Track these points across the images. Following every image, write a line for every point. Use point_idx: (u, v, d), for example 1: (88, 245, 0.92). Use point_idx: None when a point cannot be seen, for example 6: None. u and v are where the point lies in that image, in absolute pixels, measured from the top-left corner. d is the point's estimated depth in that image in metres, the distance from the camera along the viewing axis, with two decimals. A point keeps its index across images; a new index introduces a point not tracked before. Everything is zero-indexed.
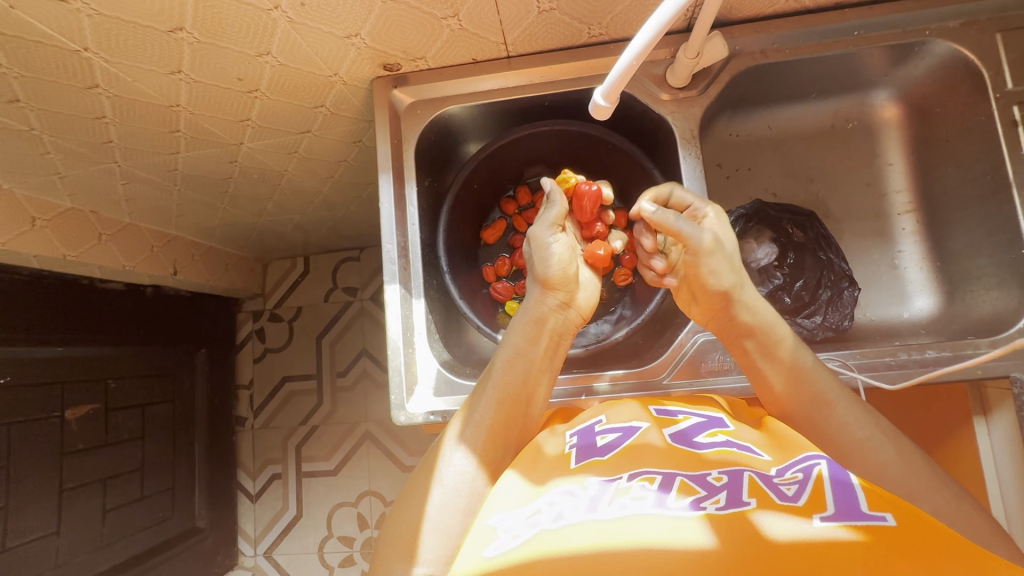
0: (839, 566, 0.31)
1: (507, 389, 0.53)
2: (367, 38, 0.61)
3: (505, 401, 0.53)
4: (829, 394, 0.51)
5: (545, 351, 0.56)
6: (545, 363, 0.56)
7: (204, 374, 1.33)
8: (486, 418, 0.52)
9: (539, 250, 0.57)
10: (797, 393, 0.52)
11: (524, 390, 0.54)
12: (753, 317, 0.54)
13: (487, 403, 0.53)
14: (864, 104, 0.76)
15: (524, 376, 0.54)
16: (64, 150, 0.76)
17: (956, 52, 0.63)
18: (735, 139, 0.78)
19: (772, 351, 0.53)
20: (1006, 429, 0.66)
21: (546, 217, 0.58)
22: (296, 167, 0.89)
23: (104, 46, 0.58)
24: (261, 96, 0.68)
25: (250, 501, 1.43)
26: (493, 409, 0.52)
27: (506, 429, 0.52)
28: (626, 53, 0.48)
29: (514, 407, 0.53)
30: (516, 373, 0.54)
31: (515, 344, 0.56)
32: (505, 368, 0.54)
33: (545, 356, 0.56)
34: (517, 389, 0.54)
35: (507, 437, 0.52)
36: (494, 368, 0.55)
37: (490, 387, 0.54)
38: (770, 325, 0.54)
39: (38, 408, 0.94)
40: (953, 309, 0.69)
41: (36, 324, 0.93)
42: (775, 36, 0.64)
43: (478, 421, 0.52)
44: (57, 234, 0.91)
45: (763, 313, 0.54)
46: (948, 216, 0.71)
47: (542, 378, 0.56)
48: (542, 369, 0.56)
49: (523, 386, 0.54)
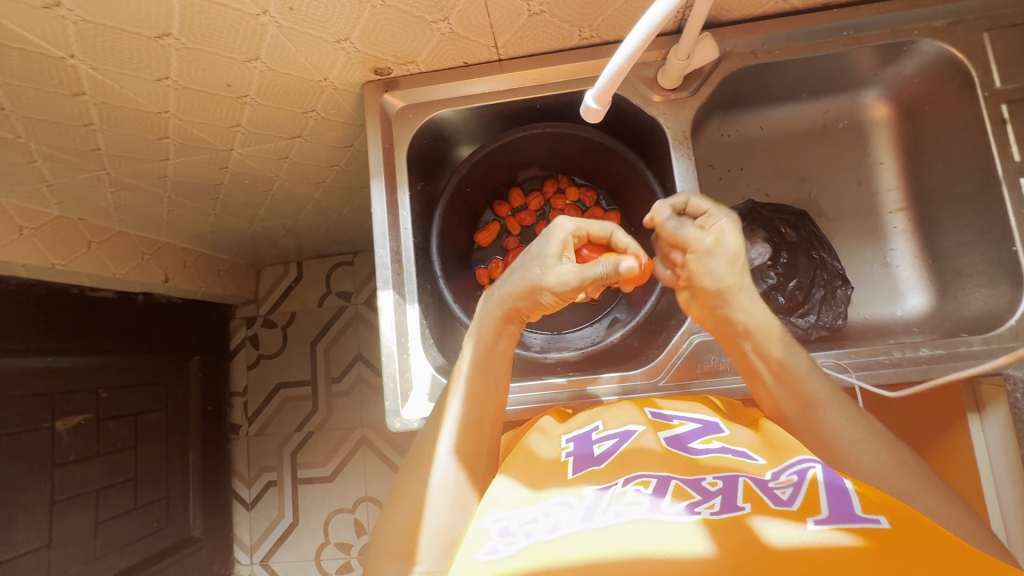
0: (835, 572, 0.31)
1: (474, 384, 0.53)
2: (357, 43, 0.60)
3: (474, 395, 0.53)
4: (822, 394, 0.51)
5: (510, 342, 0.56)
6: (509, 354, 0.55)
7: (196, 382, 1.31)
8: (460, 413, 0.52)
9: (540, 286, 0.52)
10: (791, 393, 0.52)
11: (492, 381, 0.54)
12: (748, 320, 0.53)
13: (458, 399, 0.53)
14: (854, 103, 0.76)
15: (490, 370, 0.54)
16: (52, 158, 0.75)
17: (944, 51, 0.64)
18: (727, 140, 0.78)
19: (768, 357, 0.53)
20: (1001, 423, 0.66)
21: (584, 271, 0.51)
22: (288, 172, 0.88)
23: (91, 53, 0.57)
24: (251, 102, 0.67)
25: (246, 509, 1.41)
26: (463, 404, 0.52)
27: (480, 419, 0.52)
28: (617, 56, 0.48)
29: (482, 400, 0.53)
30: (481, 368, 0.54)
31: (480, 338, 0.55)
32: (471, 363, 0.54)
33: (509, 348, 0.55)
34: (483, 382, 0.53)
35: (482, 427, 0.52)
36: (462, 366, 0.54)
37: (461, 382, 0.54)
38: (763, 327, 0.53)
39: (29, 419, 0.93)
40: (945, 306, 0.69)
41: (26, 335, 0.92)
42: (764, 37, 0.64)
43: (452, 417, 0.52)
44: (45, 242, 0.90)
45: (758, 316, 0.53)
46: (938, 214, 0.72)
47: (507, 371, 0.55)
48: (506, 360, 0.55)
49: (492, 378, 0.54)
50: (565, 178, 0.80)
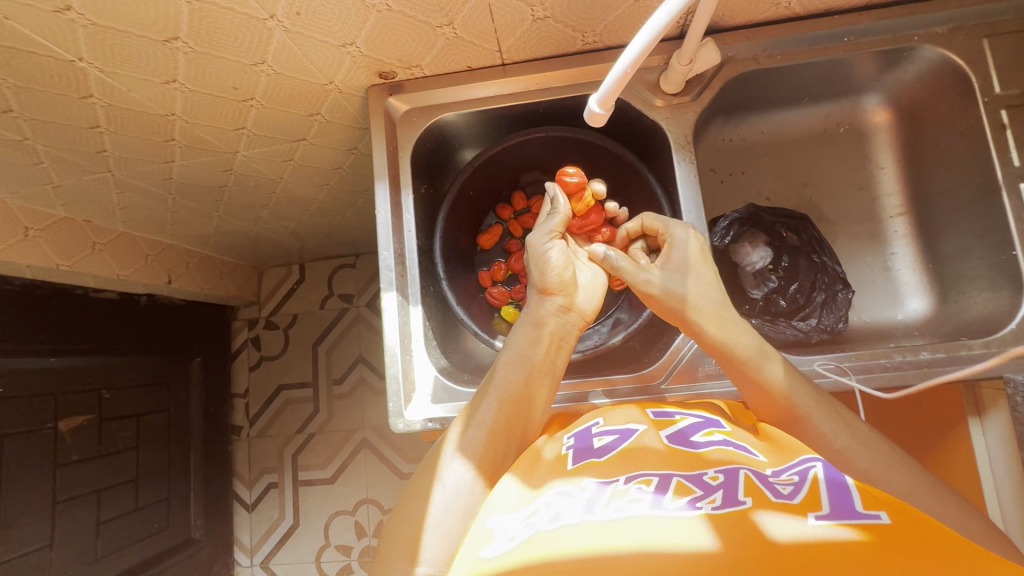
0: (838, 566, 0.31)
1: (509, 390, 0.54)
2: (362, 47, 0.61)
3: (507, 402, 0.53)
4: (807, 404, 0.51)
5: (547, 351, 0.56)
6: (546, 364, 0.56)
7: (198, 383, 1.32)
8: (487, 419, 0.52)
9: (538, 258, 0.58)
10: (773, 404, 0.52)
11: (528, 389, 0.54)
12: (713, 335, 0.53)
13: (487, 404, 0.53)
14: (855, 108, 0.77)
15: (526, 377, 0.54)
16: (59, 160, 0.76)
17: (944, 57, 0.64)
18: (729, 144, 0.79)
19: (744, 371, 0.53)
20: (1001, 428, 0.66)
21: (545, 226, 0.60)
22: (292, 175, 0.89)
23: (99, 56, 0.58)
24: (256, 105, 0.68)
25: (246, 511, 1.41)
26: (496, 409, 0.53)
27: (508, 428, 0.52)
28: (621, 61, 0.49)
29: (516, 407, 0.53)
30: (518, 374, 0.54)
31: (517, 346, 0.56)
32: (506, 370, 0.55)
33: (546, 358, 0.56)
34: (518, 390, 0.54)
35: (509, 435, 0.52)
36: (494, 373, 0.55)
37: (492, 389, 0.54)
38: (735, 342, 0.53)
39: (31, 419, 0.93)
40: (946, 310, 0.70)
41: (30, 335, 0.92)
42: (766, 42, 0.65)
43: (480, 422, 0.52)
44: (50, 243, 0.90)
45: (728, 330, 0.53)
46: (939, 218, 0.72)
47: (542, 380, 0.55)
48: (543, 371, 0.56)
49: (524, 387, 0.54)
50: None
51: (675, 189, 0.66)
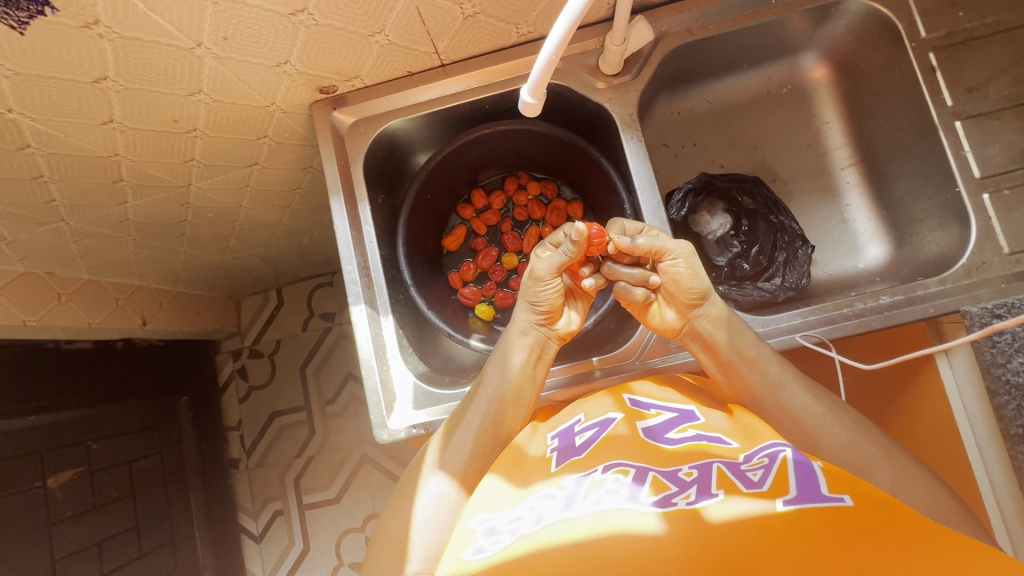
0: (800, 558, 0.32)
1: (497, 389, 0.54)
2: (297, 64, 0.61)
3: (495, 402, 0.54)
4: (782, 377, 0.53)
5: (531, 356, 0.56)
6: (530, 369, 0.56)
7: (189, 422, 1.30)
8: (475, 420, 0.53)
9: (534, 284, 0.55)
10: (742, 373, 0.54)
11: (515, 392, 0.55)
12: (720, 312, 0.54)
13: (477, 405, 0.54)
14: (794, 68, 0.78)
15: (514, 381, 0.55)
16: (8, 216, 0.75)
17: (870, 8, 0.66)
18: (678, 117, 0.80)
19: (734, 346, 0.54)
20: (966, 357, 0.67)
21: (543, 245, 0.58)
22: (251, 201, 0.88)
23: (30, 106, 0.57)
24: (201, 134, 0.67)
25: (255, 542, 1.40)
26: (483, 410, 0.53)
27: (494, 431, 0.53)
28: (545, 50, 0.49)
29: (502, 407, 0.54)
30: (504, 376, 0.55)
31: (502, 348, 0.57)
32: (494, 370, 0.55)
33: (528, 363, 0.56)
34: (504, 390, 0.54)
35: (496, 434, 0.53)
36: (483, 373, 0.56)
37: (482, 390, 0.55)
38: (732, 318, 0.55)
39: (18, 481, 0.91)
40: (903, 253, 0.72)
41: (5, 395, 0.91)
42: (696, 13, 0.66)
43: (469, 423, 0.53)
44: (13, 301, 0.89)
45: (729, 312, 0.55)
46: (887, 165, 0.74)
47: (525, 382, 0.56)
48: (524, 376, 0.56)
49: (508, 386, 0.55)
50: (525, 174, 0.81)
51: (627, 168, 0.67)
